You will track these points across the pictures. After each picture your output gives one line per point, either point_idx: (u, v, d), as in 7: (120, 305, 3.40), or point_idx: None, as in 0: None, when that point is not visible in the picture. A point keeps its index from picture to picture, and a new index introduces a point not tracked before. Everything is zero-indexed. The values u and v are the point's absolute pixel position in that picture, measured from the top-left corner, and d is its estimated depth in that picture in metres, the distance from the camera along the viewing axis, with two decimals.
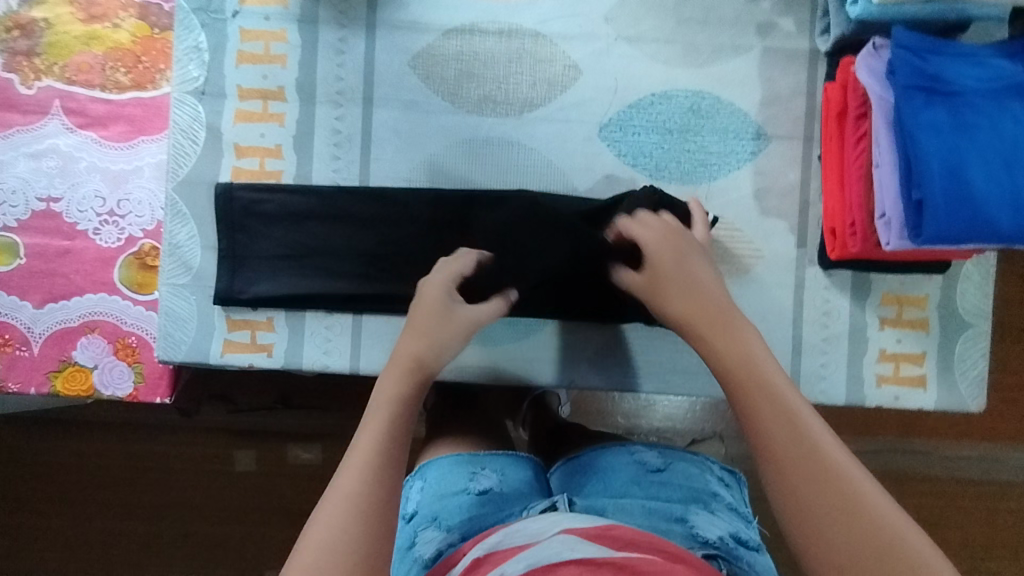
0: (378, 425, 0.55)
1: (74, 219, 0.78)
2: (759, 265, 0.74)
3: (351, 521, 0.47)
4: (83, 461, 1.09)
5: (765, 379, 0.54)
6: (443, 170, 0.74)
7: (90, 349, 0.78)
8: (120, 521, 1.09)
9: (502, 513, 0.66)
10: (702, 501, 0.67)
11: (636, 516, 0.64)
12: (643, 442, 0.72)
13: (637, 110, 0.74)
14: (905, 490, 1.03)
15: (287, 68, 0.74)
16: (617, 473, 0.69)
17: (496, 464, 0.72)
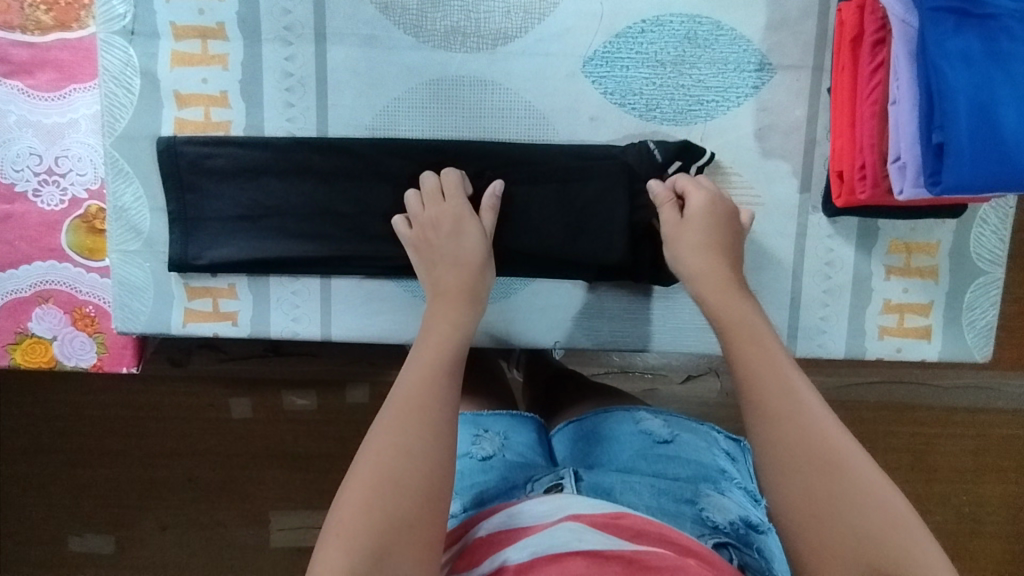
0: (437, 347, 0.55)
1: (10, 179, 0.71)
2: (758, 213, 0.68)
3: (406, 445, 0.47)
4: (72, 417, 1.08)
5: (757, 333, 0.53)
6: (410, 114, 0.67)
7: (47, 320, 0.73)
8: (112, 479, 1.09)
9: (506, 483, 0.63)
10: (711, 480, 0.64)
11: (646, 498, 0.60)
12: (649, 409, 0.71)
13: (625, 40, 0.65)
14: (903, 423, 1.02)
15: (225, 1, 0.64)
16: (625, 444, 0.67)
17: (500, 427, 0.70)
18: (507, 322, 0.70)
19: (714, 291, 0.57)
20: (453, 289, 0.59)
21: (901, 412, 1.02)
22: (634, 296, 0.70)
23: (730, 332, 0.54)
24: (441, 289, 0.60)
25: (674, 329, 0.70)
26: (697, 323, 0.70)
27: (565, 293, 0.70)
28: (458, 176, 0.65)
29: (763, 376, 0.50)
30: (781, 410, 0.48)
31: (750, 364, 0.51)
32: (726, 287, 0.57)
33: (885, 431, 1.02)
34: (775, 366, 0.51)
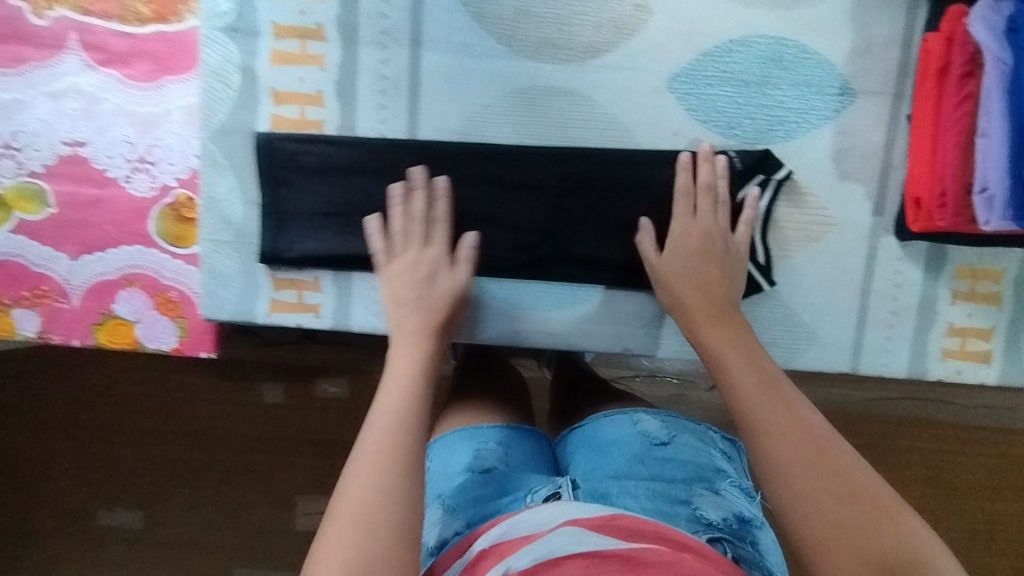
0: (401, 377, 0.55)
1: (103, 165, 0.74)
2: (831, 233, 0.70)
3: (378, 483, 0.47)
4: (127, 394, 1.11)
5: (737, 342, 0.59)
6: (497, 122, 0.68)
7: (132, 303, 0.76)
8: (162, 456, 1.12)
9: (505, 496, 0.64)
10: (707, 481, 0.67)
11: (642, 500, 0.63)
12: (647, 410, 0.73)
13: (713, 59, 0.67)
14: (925, 439, 1.04)
15: (325, 3, 0.66)
16: (624, 445, 0.69)
17: (498, 436, 0.71)
18: (581, 327, 0.72)
19: (699, 317, 0.62)
20: (415, 327, 0.60)
21: (925, 427, 1.05)
22: None
23: (720, 357, 0.58)
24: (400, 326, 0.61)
25: None
26: (765, 337, 0.72)
27: (635, 301, 0.72)
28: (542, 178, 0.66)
29: (758, 394, 0.54)
30: (758, 422, 0.52)
31: (733, 373, 0.56)
32: (700, 289, 0.63)
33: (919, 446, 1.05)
34: (757, 368, 0.56)
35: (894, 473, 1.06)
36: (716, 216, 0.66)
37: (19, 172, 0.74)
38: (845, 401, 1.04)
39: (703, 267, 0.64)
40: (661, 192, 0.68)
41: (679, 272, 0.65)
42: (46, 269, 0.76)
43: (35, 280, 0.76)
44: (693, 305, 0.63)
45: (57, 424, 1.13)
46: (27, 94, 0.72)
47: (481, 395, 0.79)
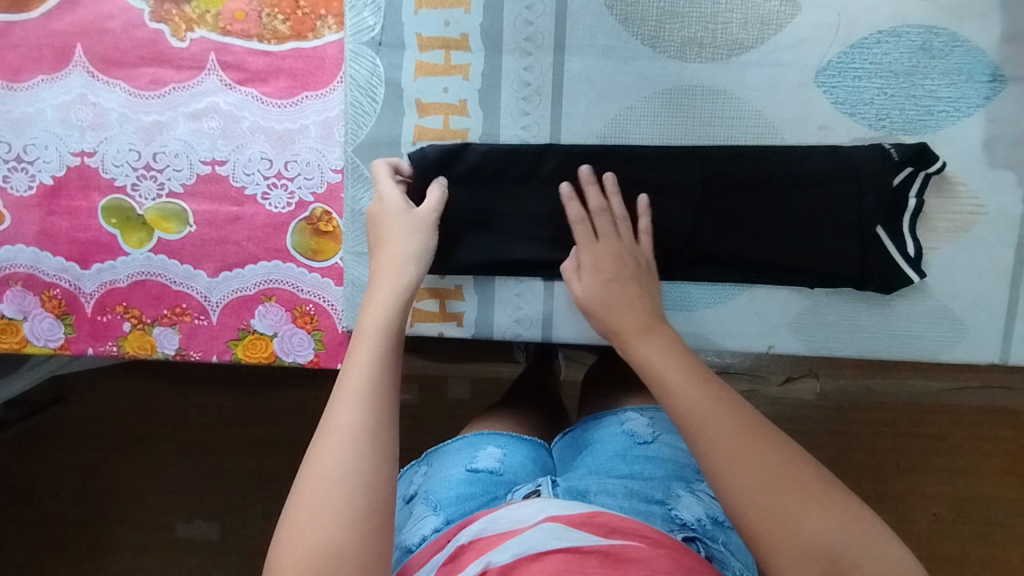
0: (362, 360, 0.55)
1: (241, 182, 0.75)
2: (981, 222, 0.69)
3: (344, 466, 0.49)
4: (228, 406, 1.13)
5: (668, 363, 0.57)
6: (640, 123, 0.68)
7: (269, 317, 0.77)
8: (261, 467, 1.13)
9: (488, 497, 0.66)
10: (684, 481, 0.67)
11: (618, 498, 0.63)
12: (635, 409, 0.75)
13: (860, 51, 0.67)
14: (997, 427, 1.06)
15: (470, 13, 0.67)
16: (607, 445, 0.71)
17: (499, 441, 0.74)
18: (725, 326, 0.71)
19: (646, 342, 0.60)
20: (387, 264, 0.63)
21: (1002, 416, 1.06)
22: (851, 304, 0.71)
23: (663, 383, 0.56)
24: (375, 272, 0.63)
25: (889, 336, 0.71)
26: (913, 330, 0.71)
27: (779, 298, 0.71)
28: (615, 181, 0.67)
29: (695, 403, 0.54)
30: (750, 473, 0.49)
31: (687, 405, 0.54)
32: (623, 308, 0.63)
33: (1014, 432, 1.06)
34: (690, 370, 0.56)
35: (968, 463, 1.07)
36: (622, 234, 0.66)
37: (159, 192, 0.75)
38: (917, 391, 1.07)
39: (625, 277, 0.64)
40: (811, 188, 0.68)
41: (602, 301, 0.64)
42: (185, 287, 0.77)
43: (175, 297, 0.77)
44: (619, 327, 0.62)
45: (162, 439, 1.15)
46: (168, 116, 0.74)
47: (527, 410, 0.84)
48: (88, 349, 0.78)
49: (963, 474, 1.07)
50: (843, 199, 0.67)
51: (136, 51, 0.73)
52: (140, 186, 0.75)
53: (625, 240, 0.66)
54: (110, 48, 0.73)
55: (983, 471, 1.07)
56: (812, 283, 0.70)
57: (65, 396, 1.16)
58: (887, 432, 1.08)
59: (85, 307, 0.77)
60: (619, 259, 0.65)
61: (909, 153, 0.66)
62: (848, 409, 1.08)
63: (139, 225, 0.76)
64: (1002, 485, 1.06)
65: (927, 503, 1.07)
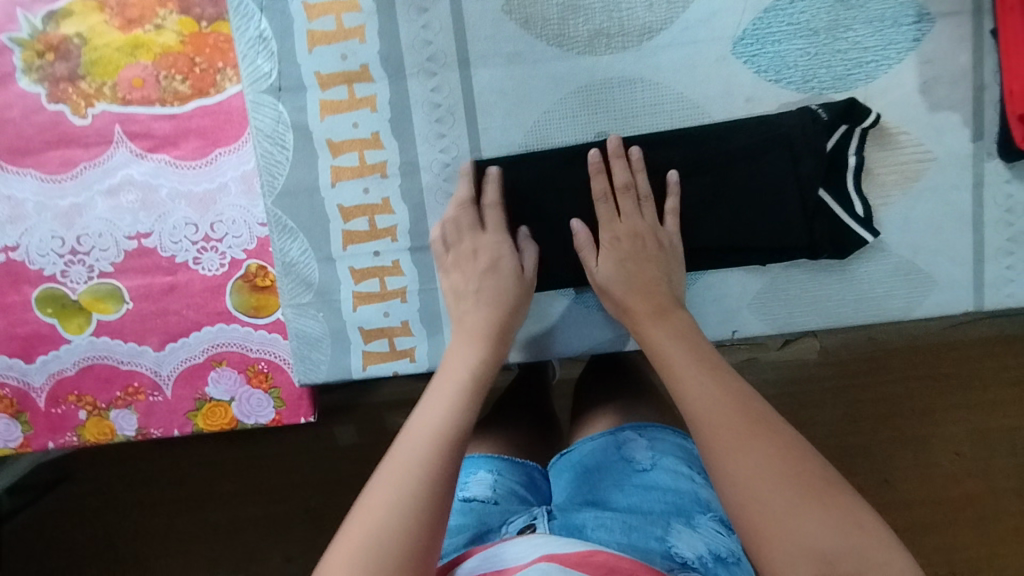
0: (454, 380, 0.57)
1: (170, 252, 0.73)
2: (931, 168, 0.66)
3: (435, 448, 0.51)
4: (220, 464, 1.12)
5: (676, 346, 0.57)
6: (561, 125, 0.66)
7: (223, 383, 0.75)
8: (263, 518, 1.11)
9: (481, 528, 0.63)
10: (685, 514, 0.62)
11: (615, 535, 0.59)
12: (634, 429, 0.70)
13: (775, 14, 0.63)
14: (1012, 353, 1.02)
15: (366, 42, 0.64)
16: (605, 474, 0.67)
17: (491, 466, 0.71)
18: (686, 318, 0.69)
19: (649, 324, 0.60)
20: (477, 326, 0.62)
21: (1010, 344, 1.02)
22: (810, 275, 0.68)
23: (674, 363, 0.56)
24: (461, 327, 0.63)
25: (855, 300, 0.68)
26: (880, 291, 0.68)
27: (734, 281, 0.68)
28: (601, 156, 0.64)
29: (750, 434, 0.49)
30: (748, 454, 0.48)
31: (679, 369, 0.55)
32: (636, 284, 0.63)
33: None
34: (738, 399, 0.52)
35: (984, 398, 1.03)
36: (643, 213, 0.65)
37: (90, 275, 0.73)
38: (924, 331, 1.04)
39: (641, 262, 0.63)
40: (747, 162, 0.64)
41: (616, 276, 0.64)
42: (133, 365, 0.75)
43: (126, 378, 0.75)
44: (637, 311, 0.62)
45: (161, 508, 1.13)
46: (84, 196, 0.72)
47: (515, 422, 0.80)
48: (49, 443, 0.76)
49: (980, 410, 1.03)
50: (780, 168, 0.64)
51: (40, 136, 0.71)
52: (70, 271, 0.73)
53: (630, 223, 0.65)
54: (14, 138, 0.71)
55: (1001, 404, 1.03)
56: (764, 259, 0.67)
57: (58, 478, 1.15)
58: (893, 381, 1.05)
59: (37, 402, 0.76)
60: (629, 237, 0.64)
61: (841, 112, 0.63)
62: (852, 362, 1.05)
63: (76, 310, 0.74)
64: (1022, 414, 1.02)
65: (948, 441, 1.03)
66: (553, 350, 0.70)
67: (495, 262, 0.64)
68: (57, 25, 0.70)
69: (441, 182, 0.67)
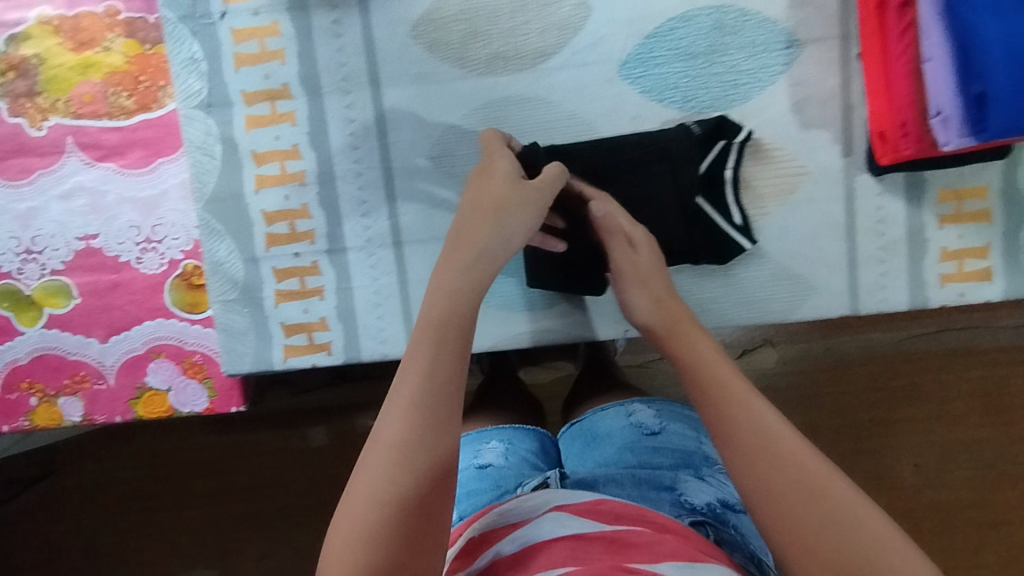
0: (449, 279, 0.51)
1: (115, 252, 0.79)
2: (804, 181, 0.71)
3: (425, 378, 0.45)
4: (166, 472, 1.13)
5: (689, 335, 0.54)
6: (463, 139, 0.72)
7: (162, 373, 0.81)
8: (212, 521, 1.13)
9: (497, 489, 0.66)
10: (692, 467, 0.66)
11: (626, 487, 0.62)
12: (641, 401, 0.75)
13: (657, 39, 0.69)
14: (966, 366, 1.00)
15: (286, 63, 0.71)
16: (614, 438, 0.72)
17: (503, 435, 0.75)
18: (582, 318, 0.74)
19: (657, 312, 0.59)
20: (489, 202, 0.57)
21: (965, 355, 1.00)
22: (694, 279, 0.73)
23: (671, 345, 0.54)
24: (468, 214, 0.57)
25: (739, 303, 0.73)
26: (763, 295, 0.73)
27: None
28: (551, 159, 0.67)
29: (732, 424, 0.45)
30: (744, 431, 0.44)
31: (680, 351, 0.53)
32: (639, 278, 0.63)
33: (981, 370, 1.00)
34: (718, 383, 0.47)
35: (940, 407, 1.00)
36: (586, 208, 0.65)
37: (44, 272, 0.80)
38: (876, 344, 1.01)
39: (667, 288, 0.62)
40: (631, 172, 0.70)
41: (630, 270, 0.63)
42: (80, 356, 0.81)
43: (73, 367, 0.82)
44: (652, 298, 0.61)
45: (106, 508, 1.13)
46: (40, 201, 0.79)
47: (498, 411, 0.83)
48: (3, 427, 0.83)
49: (936, 420, 1.01)
50: (660, 178, 0.70)
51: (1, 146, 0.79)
52: (25, 269, 0.80)
53: (648, 253, 0.64)
54: None
55: (953, 416, 1.00)
56: None
57: None
58: (851, 392, 1.02)
59: None
60: (654, 270, 0.63)
61: (715, 128, 0.69)
62: (813, 371, 1.03)
63: (30, 304, 0.81)
64: (976, 425, 1.00)
65: (907, 453, 1.01)
66: None
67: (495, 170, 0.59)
68: (18, 46, 0.77)
69: (356, 190, 0.73)
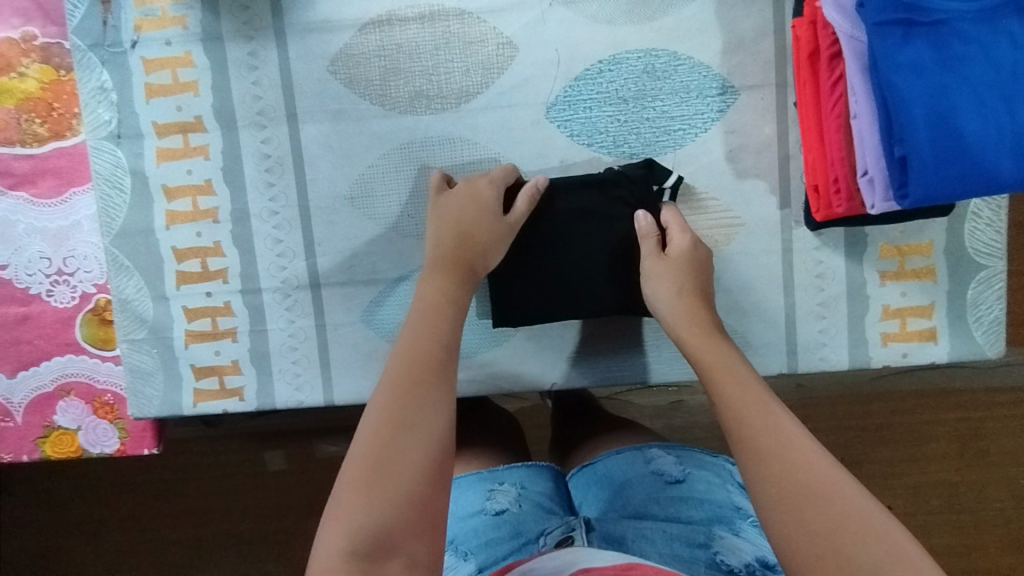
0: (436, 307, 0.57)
1: (25, 283, 0.75)
2: (740, 233, 0.68)
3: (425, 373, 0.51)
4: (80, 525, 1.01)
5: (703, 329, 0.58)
6: (383, 179, 0.69)
7: (70, 412, 0.76)
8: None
9: (518, 540, 0.59)
10: (725, 522, 0.60)
11: (658, 546, 0.57)
12: (660, 445, 0.68)
13: (585, 82, 0.66)
14: (943, 409, 0.94)
15: (200, 95, 0.68)
16: (636, 486, 0.64)
17: (516, 477, 0.66)
18: (506, 370, 0.70)
19: (673, 298, 0.61)
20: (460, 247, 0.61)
21: (941, 398, 0.94)
22: (624, 331, 0.70)
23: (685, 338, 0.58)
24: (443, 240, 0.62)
25: (671, 358, 0.70)
26: None
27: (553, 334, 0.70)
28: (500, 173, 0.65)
29: (729, 391, 0.52)
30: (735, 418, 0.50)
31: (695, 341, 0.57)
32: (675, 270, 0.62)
33: (958, 415, 0.94)
34: (727, 370, 0.54)
35: (915, 451, 0.95)
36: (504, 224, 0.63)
37: None
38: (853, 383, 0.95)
39: (696, 286, 0.61)
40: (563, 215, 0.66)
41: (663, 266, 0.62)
42: None
43: None
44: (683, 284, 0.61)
45: (6, 557, 1.02)
46: None
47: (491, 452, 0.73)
48: None
49: (908, 464, 0.95)
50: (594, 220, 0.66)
51: None
52: None
53: (687, 243, 0.63)
54: None
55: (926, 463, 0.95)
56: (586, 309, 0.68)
57: None
58: (830, 432, 0.95)
59: None
60: (684, 261, 0.62)
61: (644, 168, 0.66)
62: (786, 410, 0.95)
63: None
64: (946, 471, 0.94)
65: (880, 495, 0.95)
66: None
67: (479, 199, 0.63)
68: None
69: (271, 228, 0.70)
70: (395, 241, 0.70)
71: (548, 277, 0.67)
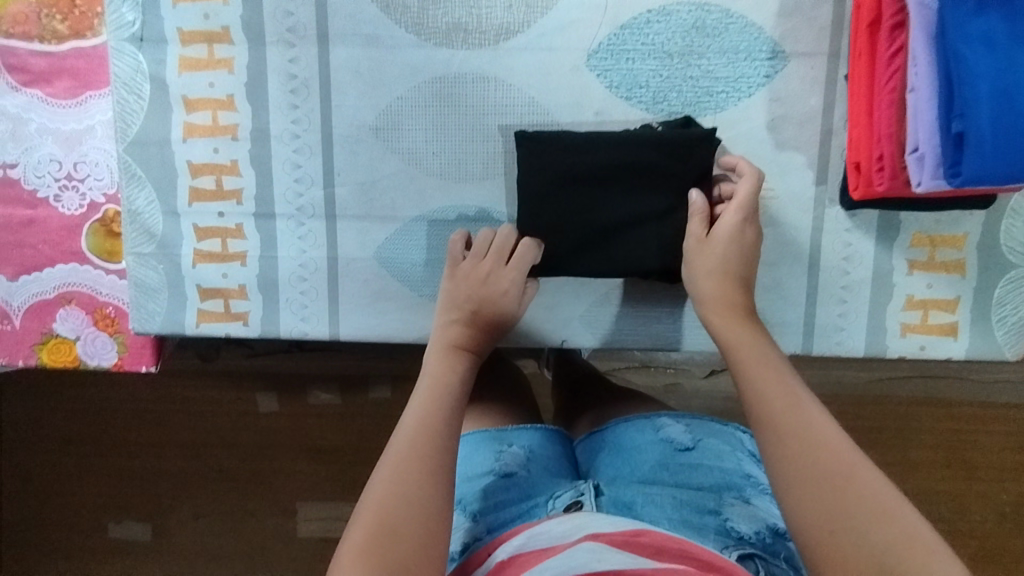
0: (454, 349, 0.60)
1: (33, 185, 0.73)
2: (771, 206, 0.66)
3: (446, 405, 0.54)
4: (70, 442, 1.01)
5: (731, 306, 0.58)
6: (410, 113, 0.66)
7: (70, 321, 0.75)
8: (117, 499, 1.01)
9: (528, 502, 0.59)
10: (736, 489, 0.60)
11: (668, 511, 0.56)
12: (670, 415, 0.68)
13: (631, 31, 0.64)
14: (935, 418, 0.93)
15: (229, 4, 0.65)
16: (645, 453, 0.64)
17: (524, 440, 0.66)
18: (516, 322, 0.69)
19: (707, 264, 0.60)
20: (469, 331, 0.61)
21: (940, 405, 0.93)
22: (641, 295, 0.69)
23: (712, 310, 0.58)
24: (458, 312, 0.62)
25: (685, 327, 0.69)
26: None
27: (567, 291, 0.69)
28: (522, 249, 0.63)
29: (761, 376, 0.51)
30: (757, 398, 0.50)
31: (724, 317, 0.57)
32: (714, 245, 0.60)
33: (957, 423, 0.93)
34: (756, 351, 0.53)
35: (909, 453, 0.94)
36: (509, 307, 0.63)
37: None
38: (848, 384, 0.94)
39: (738, 267, 0.60)
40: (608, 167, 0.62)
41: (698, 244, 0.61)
42: None
43: None
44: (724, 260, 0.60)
45: None
46: None
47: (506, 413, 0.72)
48: None
49: (902, 465, 0.94)
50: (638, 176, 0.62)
51: None
52: None
53: (733, 218, 0.60)
54: None
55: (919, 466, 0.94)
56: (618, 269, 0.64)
57: None
58: None
59: None
60: (729, 243, 0.60)
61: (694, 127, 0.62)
62: None
63: None
64: (937, 476, 0.94)
65: None
66: (394, 335, 0.70)
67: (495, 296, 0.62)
68: None
69: (290, 152, 0.68)
70: (417, 179, 0.68)
71: (580, 231, 0.63)
